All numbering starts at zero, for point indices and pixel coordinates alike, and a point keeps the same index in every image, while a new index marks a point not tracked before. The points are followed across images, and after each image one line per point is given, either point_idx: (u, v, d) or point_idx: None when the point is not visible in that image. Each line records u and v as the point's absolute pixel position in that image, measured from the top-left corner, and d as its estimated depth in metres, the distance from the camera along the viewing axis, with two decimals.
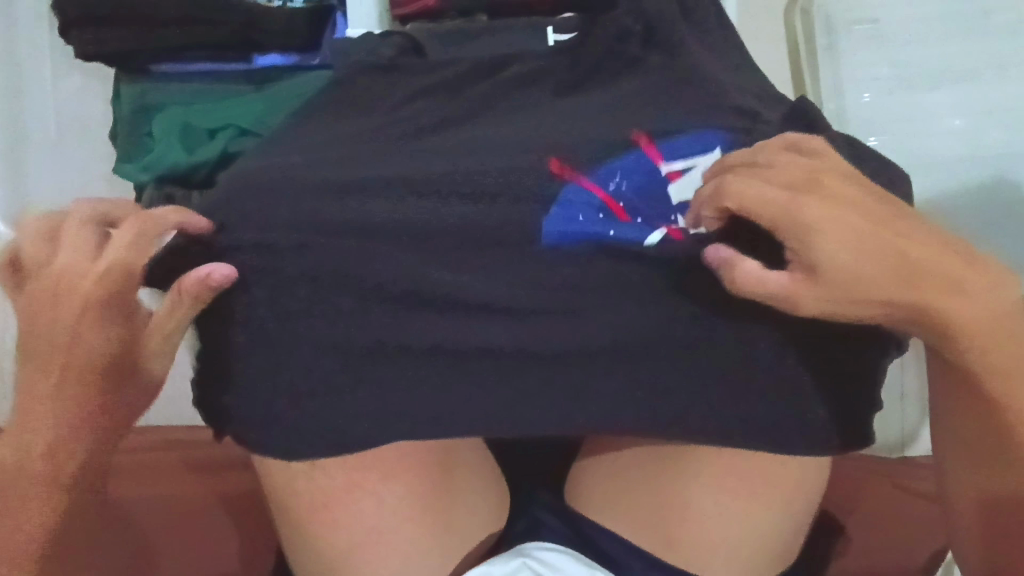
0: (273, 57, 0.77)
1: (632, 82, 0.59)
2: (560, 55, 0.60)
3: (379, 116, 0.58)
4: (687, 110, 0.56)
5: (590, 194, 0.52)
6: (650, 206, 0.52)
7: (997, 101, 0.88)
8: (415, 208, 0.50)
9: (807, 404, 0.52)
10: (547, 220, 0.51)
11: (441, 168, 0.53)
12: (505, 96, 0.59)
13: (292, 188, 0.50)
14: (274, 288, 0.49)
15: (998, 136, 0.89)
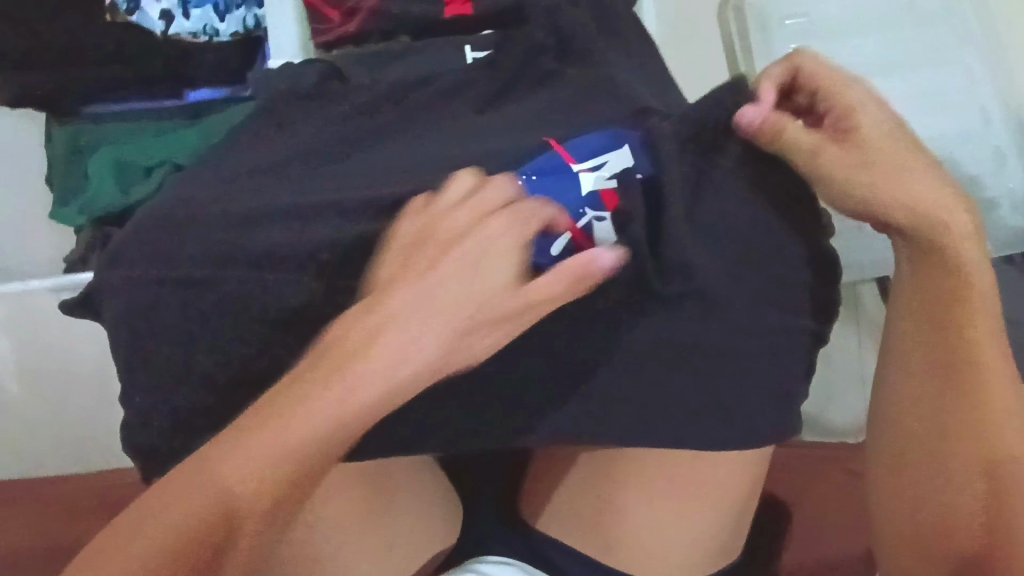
0: (204, 91, 0.78)
1: (549, 94, 0.60)
2: (478, 72, 0.62)
3: (297, 141, 0.58)
4: (601, 120, 0.57)
5: None
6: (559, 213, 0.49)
7: (929, 86, 0.89)
8: (330, 234, 0.50)
9: (739, 396, 0.53)
10: None
11: (358, 189, 0.52)
12: (423, 115, 0.60)
13: (209, 223, 0.51)
14: (196, 321, 0.50)
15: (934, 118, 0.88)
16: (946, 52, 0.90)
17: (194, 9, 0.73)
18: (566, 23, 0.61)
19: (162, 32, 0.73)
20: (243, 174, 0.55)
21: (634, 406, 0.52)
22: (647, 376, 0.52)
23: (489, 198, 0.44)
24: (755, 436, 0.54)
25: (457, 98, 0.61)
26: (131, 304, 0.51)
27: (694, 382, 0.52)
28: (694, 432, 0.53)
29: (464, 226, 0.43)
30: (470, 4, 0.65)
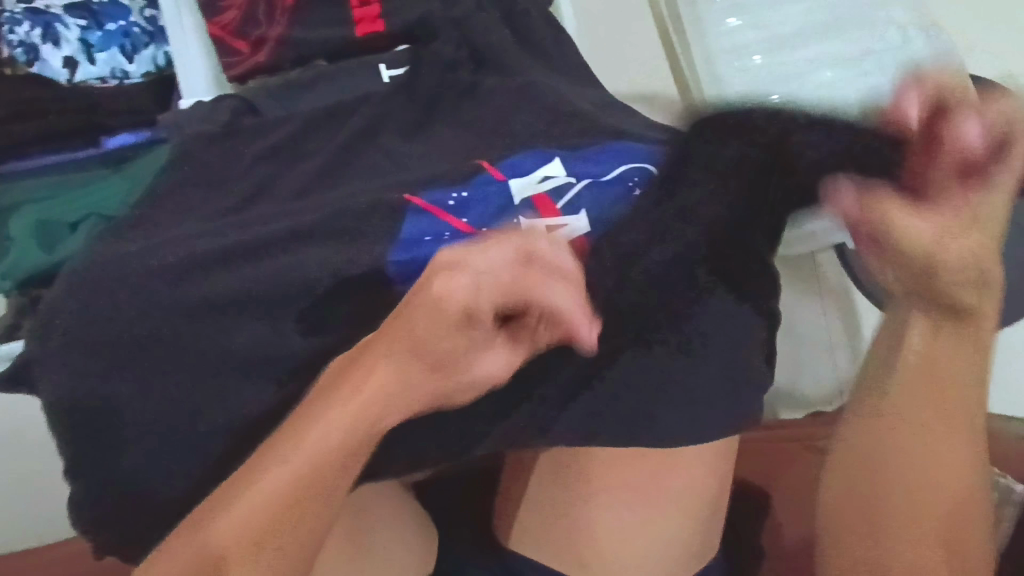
0: (124, 135, 0.71)
1: (471, 107, 0.59)
2: (397, 89, 0.60)
3: (216, 183, 0.55)
4: (523, 131, 0.56)
5: (430, 220, 0.51)
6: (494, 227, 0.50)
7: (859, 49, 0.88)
8: (264, 278, 0.48)
9: (705, 393, 0.51)
10: (392, 270, 0.48)
11: (288, 227, 0.51)
12: (347, 140, 0.57)
13: (123, 277, 0.47)
14: (125, 387, 0.46)
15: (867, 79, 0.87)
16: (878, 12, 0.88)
17: (100, 53, 0.71)
18: (477, 36, 0.61)
19: (67, 80, 0.70)
20: (157, 224, 0.52)
21: (600, 418, 0.51)
22: (607, 385, 0.50)
23: (490, 281, 0.32)
24: (727, 427, 0.53)
25: (379, 119, 0.58)
26: (47, 381, 0.46)
27: (657, 384, 0.51)
28: (662, 434, 0.51)
29: (473, 304, 0.32)
30: (380, 21, 0.63)
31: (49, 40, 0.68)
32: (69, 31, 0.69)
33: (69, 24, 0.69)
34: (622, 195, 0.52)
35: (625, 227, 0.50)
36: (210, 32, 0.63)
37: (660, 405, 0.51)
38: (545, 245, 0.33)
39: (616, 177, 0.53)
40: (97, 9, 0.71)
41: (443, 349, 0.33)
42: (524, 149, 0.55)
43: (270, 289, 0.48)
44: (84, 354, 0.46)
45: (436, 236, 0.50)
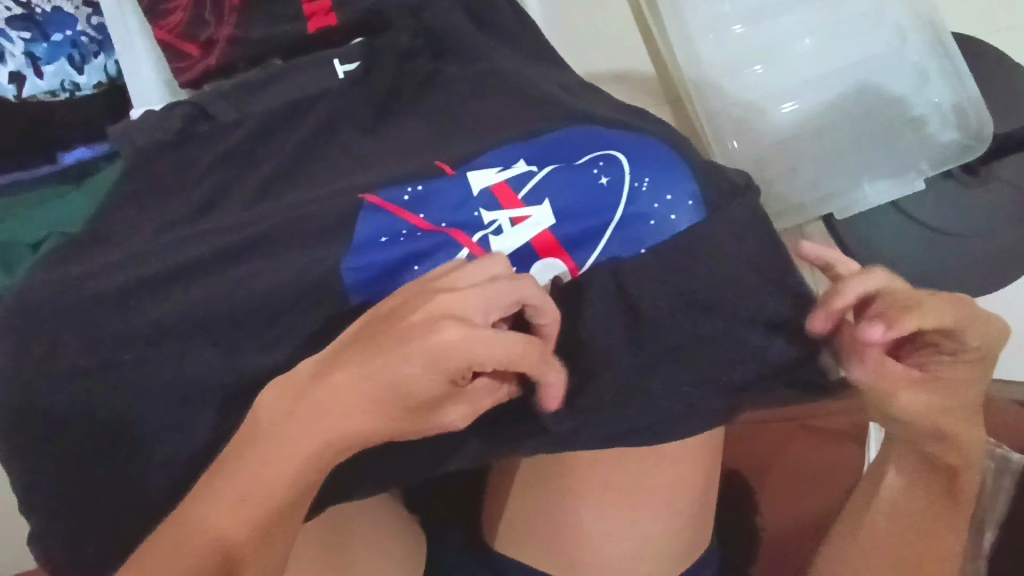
0: (80, 150, 0.69)
1: (434, 101, 0.57)
2: (355, 86, 0.57)
3: (168, 195, 0.53)
4: (485, 122, 0.54)
5: (386, 218, 0.48)
6: (454, 223, 0.48)
7: (835, 14, 0.87)
8: (224, 293, 0.47)
9: (686, 385, 0.49)
10: (351, 276, 0.47)
11: (241, 238, 0.48)
12: (302, 142, 0.55)
13: (87, 304, 0.46)
14: (96, 407, 0.46)
15: (844, 47, 0.86)
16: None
17: (47, 66, 0.67)
18: (433, 26, 0.59)
19: (15, 96, 0.67)
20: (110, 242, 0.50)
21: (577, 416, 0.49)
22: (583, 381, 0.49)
23: (494, 335, 0.37)
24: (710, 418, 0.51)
25: (335, 118, 0.56)
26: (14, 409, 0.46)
27: (635, 378, 0.49)
28: (642, 430, 0.50)
29: (464, 348, 0.36)
30: (332, 14, 0.60)
31: None
32: (13, 45, 0.66)
33: (12, 37, 0.66)
34: (585, 180, 0.49)
35: (590, 219, 0.49)
36: (158, 38, 0.61)
37: (639, 399, 0.49)
38: (539, 299, 0.40)
39: (581, 161, 0.50)
40: (40, 20, 0.67)
41: (422, 381, 0.37)
42: (486, 139, 0.53)
43: (235, 307, 0.47)
44: (54, 382, 0.46)
45: (394, 236, 0.48)
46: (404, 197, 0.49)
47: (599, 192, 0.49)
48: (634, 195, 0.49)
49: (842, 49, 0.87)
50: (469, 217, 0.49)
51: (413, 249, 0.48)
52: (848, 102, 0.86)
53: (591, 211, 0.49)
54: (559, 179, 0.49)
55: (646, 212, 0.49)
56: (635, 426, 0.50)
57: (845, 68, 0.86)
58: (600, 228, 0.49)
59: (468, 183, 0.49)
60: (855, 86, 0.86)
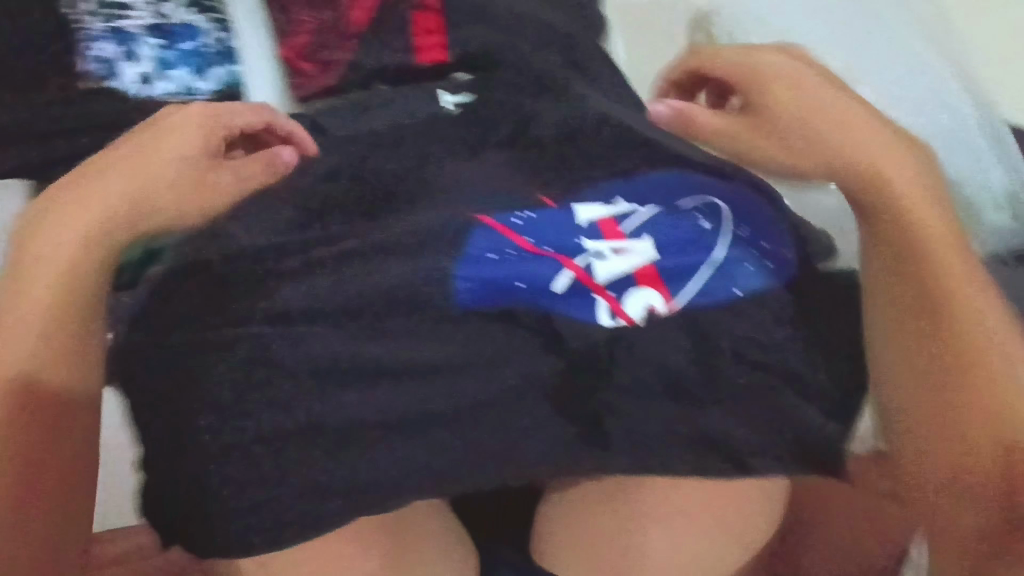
0: None
1: (534, 135, 0.61)
2: (461, 117, 0.63)
3: (296, 197, 0.59)
4: (580, 165, 0.60)
5: (497, 238, 0.55)
6: (558, 249, 0.55)
7: (898, 89, 0.89)
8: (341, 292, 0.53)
9: (750, 423, 0.53)
10: (461, 284, 0.53)
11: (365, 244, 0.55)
12: (411, 163, 0.60)
13: (221, 295, 0.52)
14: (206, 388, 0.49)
15: (912, 116, 0.86)
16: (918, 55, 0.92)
17: (173, 71, 0.73)
18: (535, 71, 0.64)
19: (135, 94, 0.71)
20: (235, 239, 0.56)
21: (649, 438, 0.53)
22: (656, 405, 0.53)
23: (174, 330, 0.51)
24: (773, 455, 0.54)
25: (443, 144, 0.61)
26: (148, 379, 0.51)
27: (704, 411, 0.53)
28: (710, 456, 0.54)
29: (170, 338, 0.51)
30: (444, 50, 0.66)
31: (127, 57, 0.71)
32: (146, 49, 0.72)
33: (145, 43, 0.72)
34: (685, 223, 0.57)
35: (684, 253, 0.56)
36: (280, 55, 0.67)
37: (706, 429, 0.53)
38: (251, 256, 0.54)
39: (684, 206, 0.58)
40: (171, 31, 0.74)
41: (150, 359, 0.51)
42: (584, 185, 0.59)
43: (348, 305, 0.52)
44: (176, 364, 0.50)
45: (501, 254, 0.54)
46: (515, 221, 0.56)
47: (695, 235, 0.56)
48: (735, 239, 0.57)
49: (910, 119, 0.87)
50: (572, 244, 0.56)
51: (520, 268, 0.54)
52: None
53: (689, 250, 0.56)
54: (657, 218, 0.57)
55: (742, 256, 0.56)
56: (700, 453, 0.53)
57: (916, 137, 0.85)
58: (699, 265, 0.55)
59: (575, 214, 0.57)
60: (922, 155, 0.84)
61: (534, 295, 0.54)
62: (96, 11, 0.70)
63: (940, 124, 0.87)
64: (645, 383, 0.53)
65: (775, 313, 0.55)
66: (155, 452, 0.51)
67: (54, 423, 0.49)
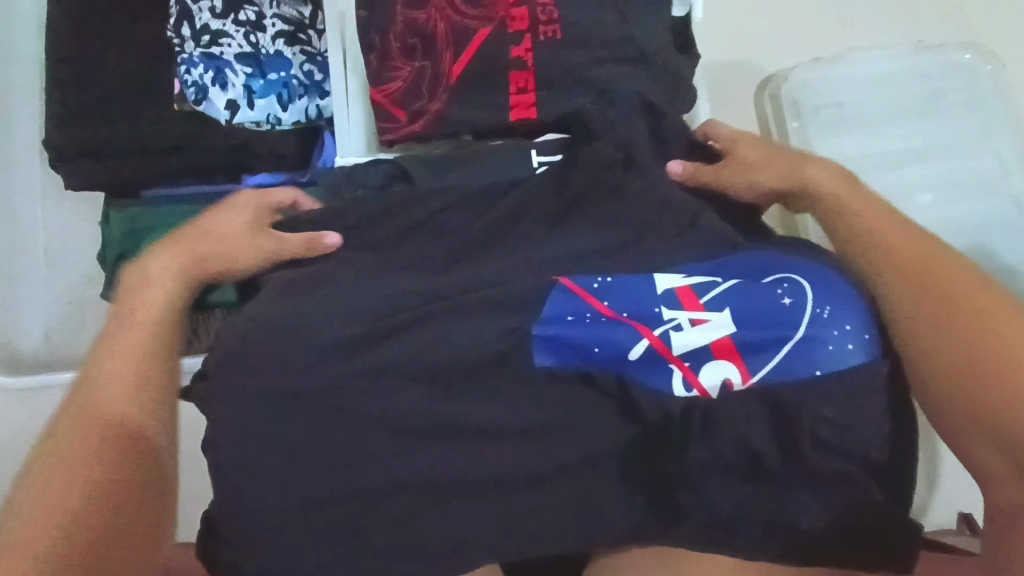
0: (265, 176, 0.79)
1: (619, 204, 0.61)
2: (551, 178, 0.62)
3: (382, 244, 0.60)
4: (665, 238, 0.60)
5: (576, 300, 0.55)
6: (635, 316, 0.55)
7: (946, 174, 0.93)
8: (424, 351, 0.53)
9: (819, 519, 0.53)
10: (540, 347, 0.54)
11: (449, 302, 0.55)
12: (496, 221, 0.61)
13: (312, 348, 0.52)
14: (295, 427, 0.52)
15: (956, 206, 0.91)
16: (975, 140, 0.94)
17: (259, 100, 0.74)
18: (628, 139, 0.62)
19: (226, 121, 0.73)
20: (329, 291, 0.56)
21: (715, 523, 0.53)
22: (723, 490, 0.53)
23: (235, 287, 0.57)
24: (837, 553, 0.54)
25: (529, 205, 0.61)
26: (227, 415, 0.51)
27: (772, 501, 0.53)
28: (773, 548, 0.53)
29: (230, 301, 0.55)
30: (534, 109, 0.66)
31: (217, 84, 0.72)
32: (236, 77, 0.73)
33: (237, 71, 0.74)
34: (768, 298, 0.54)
35: (766, 334, 0.54)
36: (374, 99, 0.67)
37: (771, 520, 0.53)
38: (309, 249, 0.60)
39: (768, 280, 0.56)
40: (263, 60, 0.75)
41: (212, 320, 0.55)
42: (670, 258, 0.58)
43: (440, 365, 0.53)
44: (260, 402, 0.51)
45: (579, 317, 0.54)
46: (594, 285, 0.56)
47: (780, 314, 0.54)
48: (814, 319, 0.54)
49: (954, 208, 0.91)
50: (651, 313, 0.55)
51: (596, 332, 0.54)
52: None
53: (771, 327, 0.54)
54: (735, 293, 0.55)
55: (824, 337, 0.53)
56: (774, 545, 0.53)
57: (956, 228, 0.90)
58: (779, 343, 0.53)
59: (655, 282, 0.56)
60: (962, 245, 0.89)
61: (609, 361, 0.54)
62: (195, 38, 0.72)
63: (977, 216, 0.91)
64: (724, 468, 0.53)
65: (867, 412, 0.52)
66: (230, 491, 0.51)
67: (105, 471, 0.45)
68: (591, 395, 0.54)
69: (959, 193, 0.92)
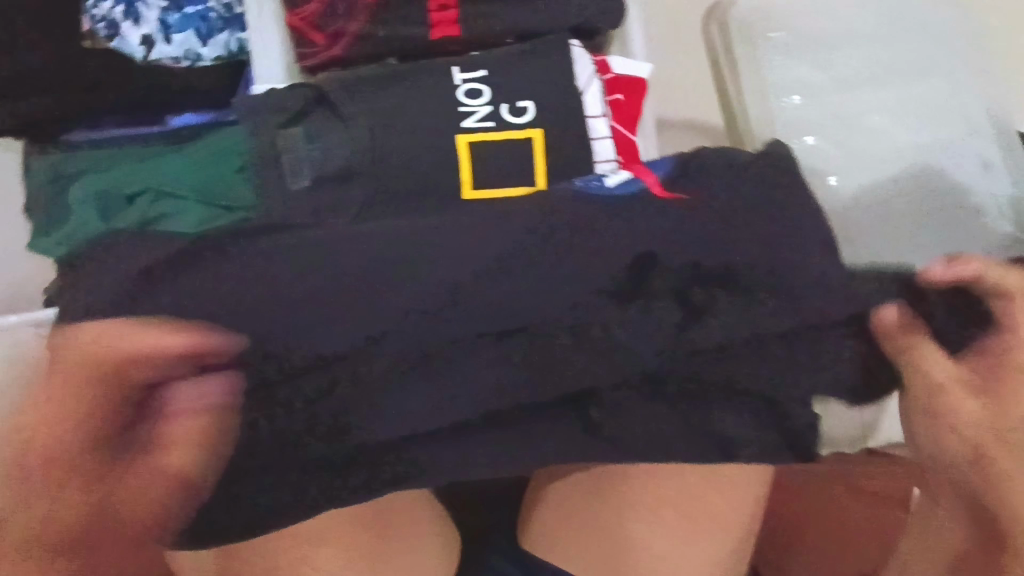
0: (190, 116, 0.76)
1: (539, 119, 0.61)
2: (471, 93, 0.61)
3: (307, 165, 0.59)
4: (582, 165, 0.61)
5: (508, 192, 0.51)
6: (567, 222, 0.53)
7: (909, 97, 0.91)
8: (333, 273, 0.49)
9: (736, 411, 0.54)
10: (463, 254, 0.51)
11: (365, 225, 0.54)
12: (416, 139, 0.59)
13: (218, 292, 0.47)
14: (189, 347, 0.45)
15: (915, 127, 0.89)
16: (916, 62, 0.92)
17: (177, 34, 0.71)
18: (539, 53, 0.63)
19: (141, 58, 0.71)
20: (242, 245, 0.50)
21: (640, 423, 0.54)
22: (645, 395, 0.53)
23: None
24: (764, 443, 0.55)
25: (448, 121, 0.60)
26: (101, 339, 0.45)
27: (700, 400, 0.54)
28: (705, 444, 0.55)
29: None
30: (457, 25, 0.64)
31: (130, 18, 0.70)
32: (149, 11, 0.70)
33: (150, 5, 0.70)
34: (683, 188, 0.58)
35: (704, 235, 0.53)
36: (291, 23, 0.65)
37: (696, 419, 0.54)
38: None
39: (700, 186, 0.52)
40: None
41: None
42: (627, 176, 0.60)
43: (357, 311, 0.48)
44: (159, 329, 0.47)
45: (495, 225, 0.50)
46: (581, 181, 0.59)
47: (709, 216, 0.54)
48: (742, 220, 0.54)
49: (913, 128, 0.90)
50: (577, 215, 0.54)
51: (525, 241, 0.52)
52: (912, 181, 0.87)
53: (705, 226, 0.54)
54: (658, 200, 0.55)
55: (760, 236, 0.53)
56: (703, 444, 0.55)
57: (914, 148, 0.89)
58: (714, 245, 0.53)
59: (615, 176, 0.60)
60: (916, 166, 0.88)
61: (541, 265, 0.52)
62: None
63: (939, 137, 0.89)
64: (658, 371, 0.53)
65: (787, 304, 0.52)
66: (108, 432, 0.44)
67: None
68: (520, 302, 0.50)
69: (918, 114, 0.90)
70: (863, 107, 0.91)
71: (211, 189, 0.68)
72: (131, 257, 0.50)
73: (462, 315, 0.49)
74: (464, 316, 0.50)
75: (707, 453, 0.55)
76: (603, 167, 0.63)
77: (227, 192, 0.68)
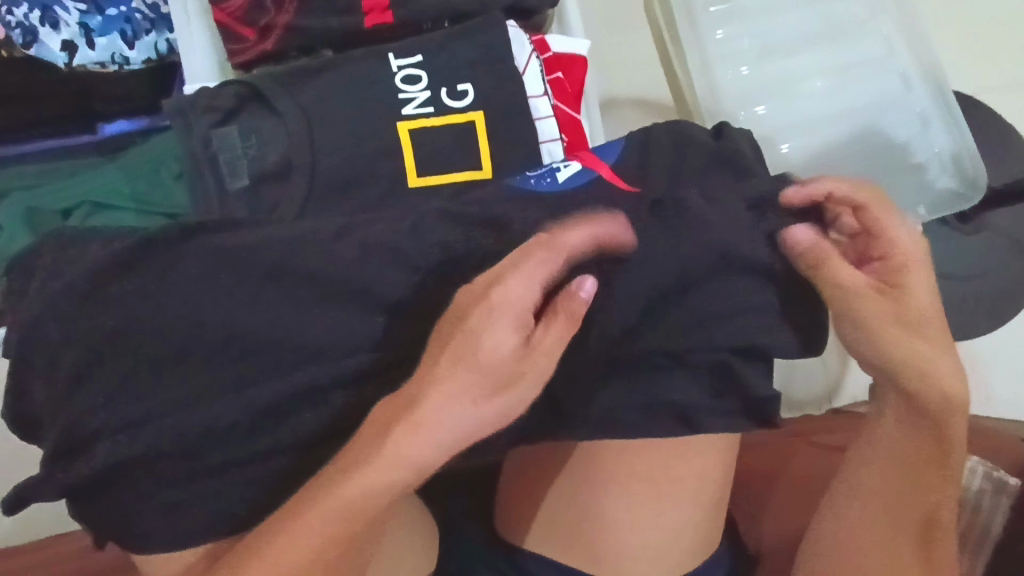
0: (121, 122, 0.73)
1: (480, 101, 0.60)
2: (408, 81, 0.60)
3: (248, 166, 0.58)
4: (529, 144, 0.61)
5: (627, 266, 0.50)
6: (515, 203, 0.54)
7: (848, 58, 0.91)
8: (290, 273, 0.51)
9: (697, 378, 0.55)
10: (414, 245, 0.52)
11: (309, 222, 0.52)
12: (357, 130, 0.58)
13: (177, 303, 0.50)
14: (164, 357, 0.49)
15: (853, 89, 0.90)
16: (856, 17, 0.90)
17: (100, 38, 0.68)
18: (475, 33, 0.62)
19: (65, 64, 0.67)
20: (192, 254, 0.50)
21: (606, 398, 0.54)
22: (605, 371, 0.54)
23: None
24: (727, 408, 0.56)
25: (387, 110, 0.59)
26: (86, 357, 0.49)
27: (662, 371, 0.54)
28: (670, 417, 0.55)
29: None
30: (389, 12, 0.63)
31: (48, 23, 0.65)
32: (69, 15, 0.66)
33: (68, 8, 0.66)
34: (627, 167, 0.58)
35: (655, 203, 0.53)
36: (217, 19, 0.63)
37: (660, 390, 0.54)
38: None
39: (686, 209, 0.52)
40: None
41: None
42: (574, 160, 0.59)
43: (317, 308, 0.51)
44: (128, 343, 0.49)
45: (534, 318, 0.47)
46: (530, 180, 0.56)
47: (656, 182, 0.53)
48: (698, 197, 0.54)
49: (852, 91, 0.90)
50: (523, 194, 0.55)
51: (476, 222, 0.53)
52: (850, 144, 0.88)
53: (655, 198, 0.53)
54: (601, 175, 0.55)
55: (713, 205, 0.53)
56: (669, 414, 0.55)
57: (853, 111, 0.90)
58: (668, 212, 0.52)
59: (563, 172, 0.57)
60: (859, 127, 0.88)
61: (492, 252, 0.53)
62: None
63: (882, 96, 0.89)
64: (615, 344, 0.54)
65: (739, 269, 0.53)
66: (99, 438, 0.49)
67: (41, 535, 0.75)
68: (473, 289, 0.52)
69: (859, 75, 0.90)
70: (801, 73, 0.92)
71: (149, 194, 0.64)
72: (75, 273, 0.49)
73: (420, 300, 0.52)
74: (422, 300, 0.52)
75: (675, 423, 0.55)
76: (550, 147, 0.63)
77: (168, 195, 0.64)
